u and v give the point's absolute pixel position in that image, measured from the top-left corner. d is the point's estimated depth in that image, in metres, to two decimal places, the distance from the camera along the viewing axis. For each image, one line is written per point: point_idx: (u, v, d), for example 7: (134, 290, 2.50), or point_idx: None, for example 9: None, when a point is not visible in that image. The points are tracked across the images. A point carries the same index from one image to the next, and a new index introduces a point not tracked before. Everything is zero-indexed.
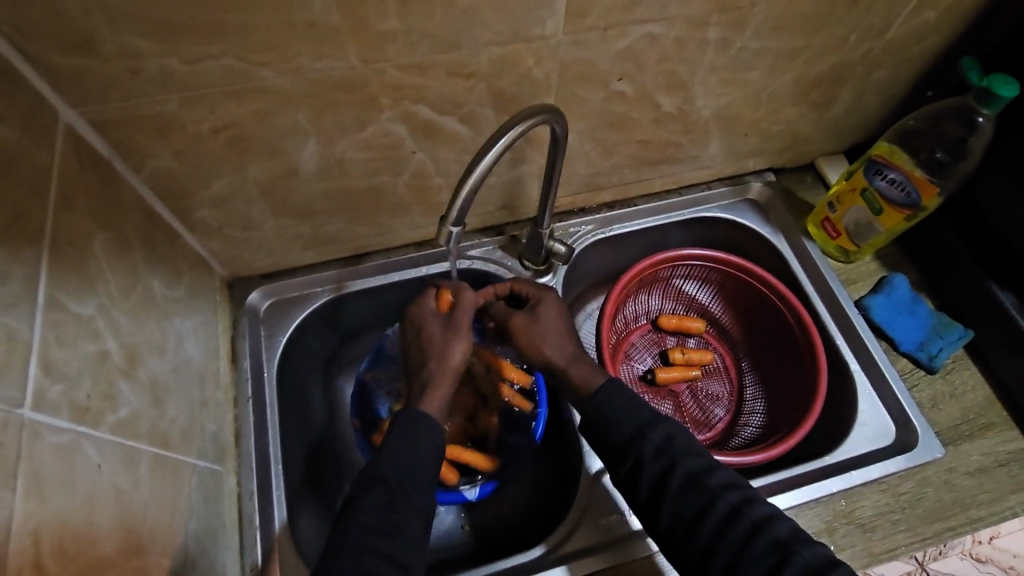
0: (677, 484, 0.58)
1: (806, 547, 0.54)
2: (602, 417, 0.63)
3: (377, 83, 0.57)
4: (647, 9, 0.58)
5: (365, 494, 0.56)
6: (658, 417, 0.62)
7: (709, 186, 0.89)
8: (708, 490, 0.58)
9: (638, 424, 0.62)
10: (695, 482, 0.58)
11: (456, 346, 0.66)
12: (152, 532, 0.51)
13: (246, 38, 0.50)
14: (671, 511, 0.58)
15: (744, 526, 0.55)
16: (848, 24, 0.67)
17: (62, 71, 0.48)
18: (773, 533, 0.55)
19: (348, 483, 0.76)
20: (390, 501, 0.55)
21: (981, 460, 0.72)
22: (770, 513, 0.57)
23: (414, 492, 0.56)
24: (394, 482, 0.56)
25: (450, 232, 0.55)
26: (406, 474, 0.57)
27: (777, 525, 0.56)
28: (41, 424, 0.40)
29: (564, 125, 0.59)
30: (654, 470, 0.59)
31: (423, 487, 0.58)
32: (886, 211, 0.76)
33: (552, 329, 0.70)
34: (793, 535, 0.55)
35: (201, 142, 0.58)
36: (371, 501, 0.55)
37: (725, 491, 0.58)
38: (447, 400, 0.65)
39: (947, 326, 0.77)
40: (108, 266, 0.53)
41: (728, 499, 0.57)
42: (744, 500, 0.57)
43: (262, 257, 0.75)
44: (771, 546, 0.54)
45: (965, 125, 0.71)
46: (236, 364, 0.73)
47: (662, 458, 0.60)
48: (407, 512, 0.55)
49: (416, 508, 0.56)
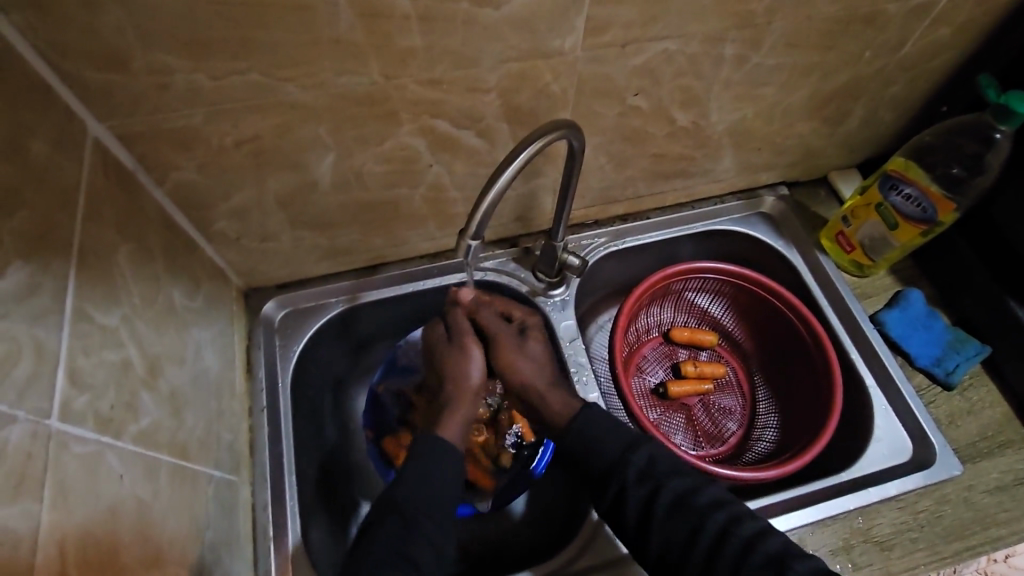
0: (661, 510, 0.58)
1: (799, 563, 0.54)
2: (606, 423, 0.64)
3: (397, 98, 0.58)
4: (665, 26, 0.59)
5: (379, 522, 0.56)
6: (637, 438, 0.63)
7: (721, 200, 0.89)
8: (695, 512, 0.58)
9: (622, 445, 0.62)
10: (680, 505, 0.58)
11: (470, 360, 0.67)
12: (169, 544, 0.51)
13: (273, 53, 0.51)
14: (660, 535, 0.58)
15: (736, 545, 0.55)
16: (863, 42, 0.68)
17: (91, 85, 0.49)
18: (764, 549, 0.55)
19: (367, 504, 0.76)
20: (406, 531, 0.55)
21: (1000, 478, 0.71)
22: (761, 527, 0.57)
23: (430, 520, 0.56)
24: (411, 512, 0.56)
25: (469, 245, 0.55)
26: (422, 502, 0.56)
27: (768, 541, 0.56)
28: (68, 434, 0.41)
29: (582, 140, 0.59)
30: (639, 495, 0.59)
31: (440, 513, 0.57)
32: (902, 226, 0.76)
33: (536, 355, 0.70)
34: (785, 550, 0.55)
35: (223, 155, 0.59)
36: (389, 530, 0.55)
37: (711, 509, 0.58)
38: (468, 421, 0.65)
39: (963, 342, 0.77)
40: (132, 277, 0.53)
41: (715, 517, 0.57)
42: (733, 517, 0.57)
43: (279, 268, 0.76)
44: (764, 564, 0.54)
45: (982, 142, 0.71)
46: (251, 374, 0.73)
47: (645, 482, 0.60)
48: (418, 543, 0.55)
49: (429, 540, 0.56)
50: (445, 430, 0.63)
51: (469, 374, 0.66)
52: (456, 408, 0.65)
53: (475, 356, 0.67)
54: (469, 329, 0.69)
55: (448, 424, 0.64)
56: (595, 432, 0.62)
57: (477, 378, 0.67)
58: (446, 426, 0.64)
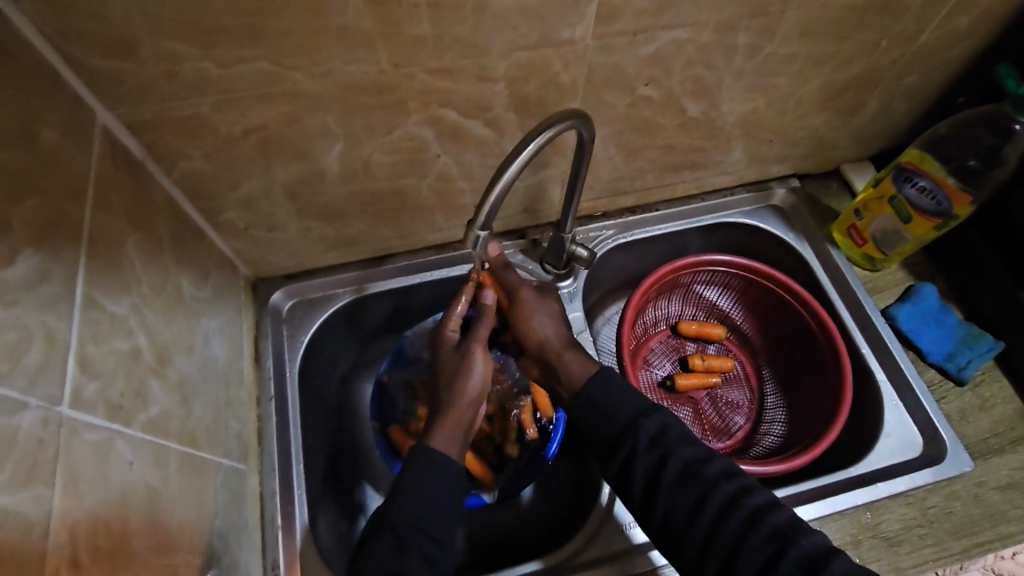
0: (670, 477, 0.58)
1: (805, 538, 0.54)
2: (608, 408, 0.63)
3: (405, 87, 0.58)
4: (676, 15, 0.58)
5: (374, 543, 0.55)
6: (651, 405, 0.63)
7: (731, 192, 0.88)
8: (703, 480, 0.58)
9: (633, 414, 0.62)
10: (689, 473, 0.58)
11: (470, 370, 0.65)
12: (179, 529, 0.51)
13: (281, 41, 0.50)
14: (666, 505, 0.58)
15: (742, 516, 0.55)
16: (879, 30, 0.67)
17: (100, 73, 0.49)
18: (769, 521, 0.55)
19: (377, 498, 0.76)
20: (399, 550, 0.54)
21: (1011, 475, 0.70)
22: (768, 501, 0.57)
23: (424, 539, 0.55)
24: (404, 530, 0.55)
25: (477, 236, 0.55)
26: (413, 520, 0.55)
27: (776, 513, 0.56)
28: (78, 422, 0.41)
29: (591, 129, 0.58)
30: (647, 462, 0.59)
31: (434, 529, 0.56)
32: (915, 219, 0.75)
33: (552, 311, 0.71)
34: (791, 525, 0.55)
35: (232, 144, 0.59)
36: (379, 554, 0.55)
37: (721, 480, 0.58)
38: (459, 432, 0.62)
39: (976, 337, 0.76)
40: (141, 267, 0.53)
41: (724, 488, 0.57)
42: (741, 489, 0.57)
43: (286, 258, 0.76)
44: (768, 536, 0.54)
45: (1000, 133, 0.70)
46: (259, 364, 0.73)
47: (656, 449, 0.60)
48: (414, 561, 0.54)
49: (423, 556, 0.54)
50: (436, 437, 0.61)
51: (466, 384, 0.65)
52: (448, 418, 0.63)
53: (477, 368, 0.66)
54: (480, 338, 0.67)
55: (440, 432, 0.62)
56: (602, 423, 0.63)
57: (476, 388, 0.65)
58: (438, 433, 0.61)
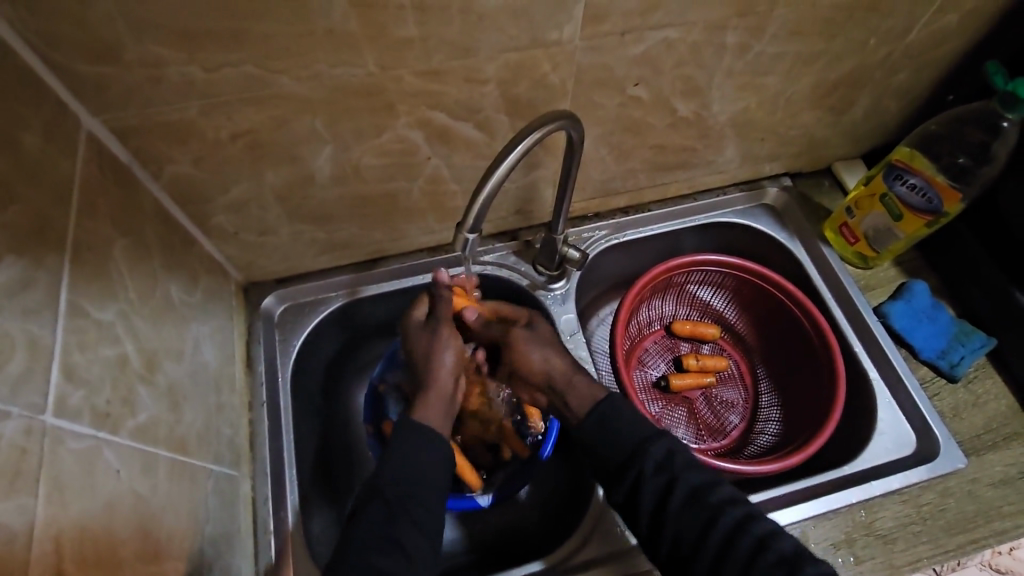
0: (679, 502, 0.58)
1: (812, 566, 0.54)
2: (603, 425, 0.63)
3: (394, 90, 0.57)
4: (665, 14, 0.58)
5: (363, 510, 0.56)
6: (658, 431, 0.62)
7: (724, 191, 0.88)
8: (711, 506, 0.58)
9: (641, 437, 0.61)
10: (697, 498, 0.58)
11: (441, 344, 0.65)
12: (168, 538, 0.51)
13: (267, 44, 0.50)
14: (675, 529, 0.58)
15: (749, 540, 0.55)
16: (868, 28, 0.67)
17: (82, 77, 0.48)
18: (777, 548, 0.55)
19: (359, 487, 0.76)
20: (390, 518, 0.55)
21: (1005, 471, 0.70)
22: (774, 528, 0.57)
23: (416, 507, 0.56)
24: (394, 498, 0.55)
25: (467, 239, 0.55)
26: (406, 488, 0.56)
27: (782, 541, 0.56)
28: (63, 430, 0.40)
29: (580, 129, 0.58)
30: (656, 486, 0.59)
31: (429, 500, 0.57)
32: (906, 216, 0.75)
33: (547, 336, 0.69)
34: (798, 554, 0.55)
35: (221, 148, 0.58)
36: (374, 515, 0.55)
37: (728, 505, 0.58)
38: (442, 400, 0.63)
39: (968, 334, 0.76)
40: (127, 273, 0.53)
41: (731, 512, 0.57)
42: (747, 515, 0.57)
43: (277, 263, 0.76)
44: (778, 561, 0.54)
45: (988, 130, 0.70)
46: (251, 368, 0.73)
47: (662, 474, 0.59)
48: (407, 530, 0.55)
49: (416, 525, 0.55)
50: (420, 412, 0.62)
51: (440, 359, 0.65)
52: (434, 398, 0.63)
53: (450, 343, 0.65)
54: (445, 314, 0.67)
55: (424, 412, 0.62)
56: (597, 428, 0.63)
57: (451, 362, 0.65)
58: (422, 411, 0.62)
